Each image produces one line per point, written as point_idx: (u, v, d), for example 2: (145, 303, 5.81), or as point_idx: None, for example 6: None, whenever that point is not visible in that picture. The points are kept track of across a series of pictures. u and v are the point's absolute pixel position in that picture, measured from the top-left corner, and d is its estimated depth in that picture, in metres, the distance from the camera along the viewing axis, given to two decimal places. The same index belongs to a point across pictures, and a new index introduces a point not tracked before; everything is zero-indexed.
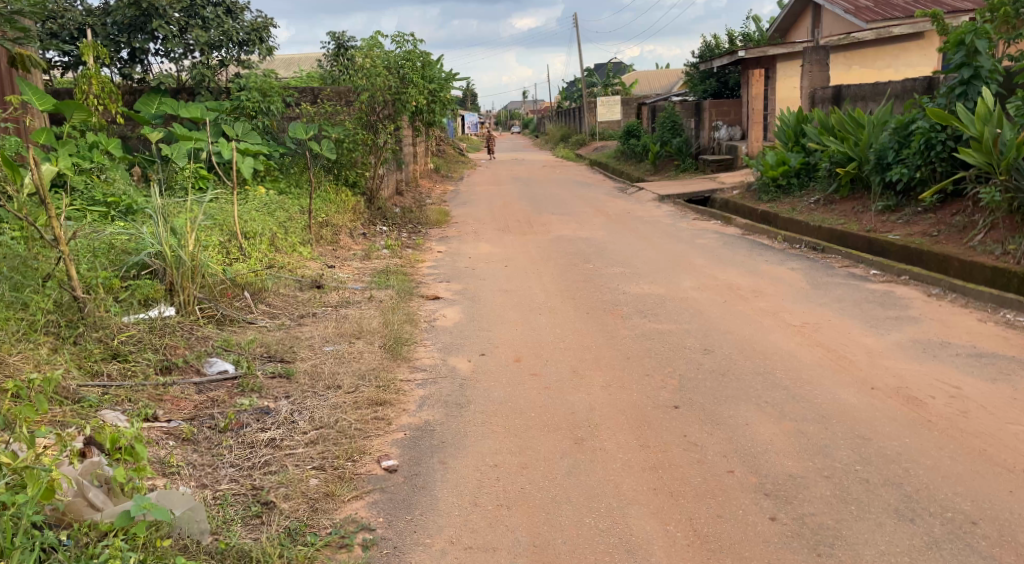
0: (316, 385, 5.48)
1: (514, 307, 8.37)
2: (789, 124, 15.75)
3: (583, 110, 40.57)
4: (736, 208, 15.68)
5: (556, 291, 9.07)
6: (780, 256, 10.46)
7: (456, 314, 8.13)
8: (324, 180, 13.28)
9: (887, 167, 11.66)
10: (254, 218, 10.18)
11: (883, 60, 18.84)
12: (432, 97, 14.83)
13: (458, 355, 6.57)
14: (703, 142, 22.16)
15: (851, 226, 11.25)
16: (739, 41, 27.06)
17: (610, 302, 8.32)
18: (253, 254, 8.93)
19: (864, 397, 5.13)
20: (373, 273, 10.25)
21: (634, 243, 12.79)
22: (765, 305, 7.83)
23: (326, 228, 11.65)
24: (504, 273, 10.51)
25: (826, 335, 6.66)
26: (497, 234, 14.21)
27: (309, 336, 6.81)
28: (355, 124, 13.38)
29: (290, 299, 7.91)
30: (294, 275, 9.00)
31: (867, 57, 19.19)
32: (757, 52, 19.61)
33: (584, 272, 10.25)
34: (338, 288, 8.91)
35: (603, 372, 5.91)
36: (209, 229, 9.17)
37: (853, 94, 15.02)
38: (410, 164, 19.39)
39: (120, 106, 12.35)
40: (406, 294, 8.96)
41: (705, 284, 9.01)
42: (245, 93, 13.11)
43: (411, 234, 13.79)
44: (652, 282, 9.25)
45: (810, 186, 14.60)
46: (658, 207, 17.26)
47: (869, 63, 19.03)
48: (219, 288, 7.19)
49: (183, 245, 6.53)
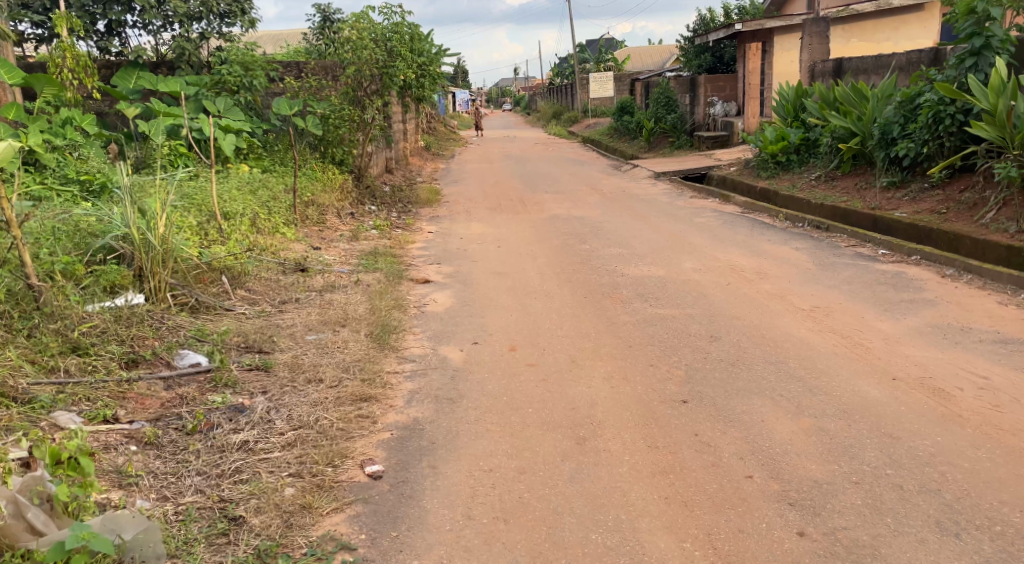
0: (296, 379, 5.11)
1: (508, 291, 7.99)
2: (787, 99, 15.49)
3: (576, 86, 40.03)
4: (733, 185, 15.28)
5: (551, 274, 8.67)
6: (782, 235, 10.08)
7: (447, 299, 7.73)
8: (309, 158, 12.84)
9: (892, 143, 11.27)
10: (235, 198, 9.77)
11: (883, 32, 18.42)
12: (422, 72, 14.34)
13: (449, 344, 6.18)
14: (698, 118, 21.75)
15: (856, 204, 10.86)
16: (735, 14, 26.55)
17: (607, 285, 7.94)
18: (233, 235, 8.52)
19: (888, 388, 4.75)
20: (360, 254, 9.84)
21: (630, 222, 12.40)
22: (771, 288, 7.44)
23: (312, 208, 11.23)
24: (496, 254, 10.11)
25: (839, 320, 6.28)
26: (489, 213, 13.77)
27: (289, 325, 6.42)
28: (342, 100, 12.93)
29: (271, 285, 7.53)
30: (276, 258, 8.61)
31: (867, 29, 18.75)
32: (755, 24, 19.17)
33: (580, 253, 9.85)
34: (323, 272, 8.53)
35: (603, 362, 5.52)
36: (185, 210, 8.77)
37: (855, 68, 14.62)
38: (400, 142, 18.95)
39: (96, 81, 11.93)
40: (395, 277, 8.56)
41: (706, 265, 8.62)
42: (225, 67, 12.63)
43: (401, 214, 13.35)
44: (652, 263, 8.87)
45: (811, 162, 14.21)
46: (655, 185, 16.84)
47: (869, 36, 18.58)
48: (194, 273, 6.79)
49: (153, 226, 6.09)
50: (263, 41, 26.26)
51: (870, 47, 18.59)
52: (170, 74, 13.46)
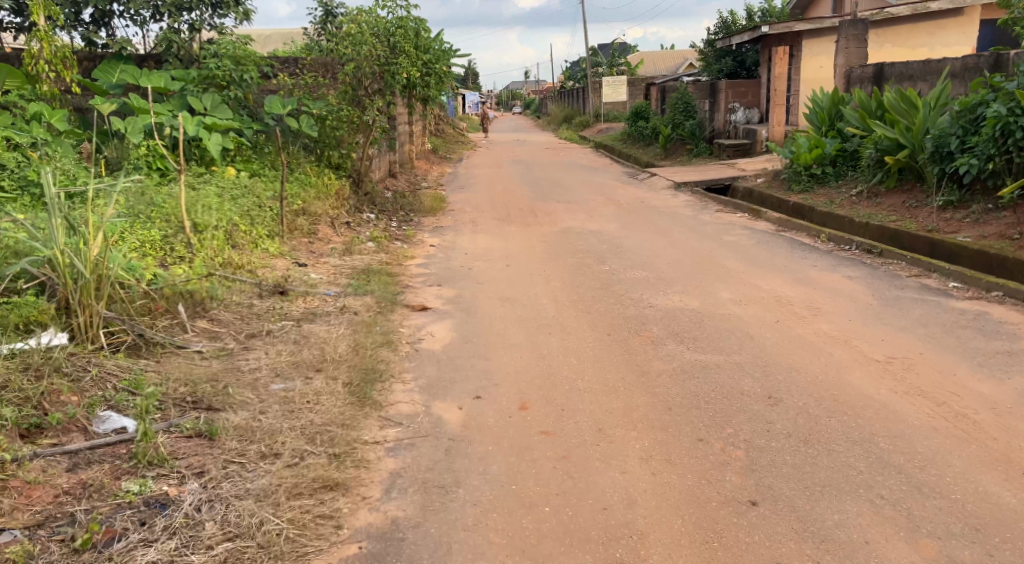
0: (245, 452, 4.02)
1: (517, 324, 6.88)
2: (821, 106, 14.38)
3: (588, 90, 38.78)
4: (762, 198, 14.12)
5: (567, 303, 7.56)
6: (827, 260, 8.95)
7: (446, 333, 6.58)
8: (304, 161, 11.67)
9: (947, 157, 10.36)
10: (210, 205, 8.50)
11: (921, 37, 17.28)
12: (428, 70, 13.17)
13: (445, 399, 5.02)
14: (718, 125, 20.45)
15: (908, 225, 9.76)
16: (758, 18, 25.43)
17: (635, 320, 6.83)
18: (205, 253, 7.42)
19: (1021, 489, 3.69)
20: (351, 272, 8.72)
21: (652, 238, 11.29)
22: (830, 329, 6.32)
23: (302, 218, 10.09)
24: (505, 275, 8.98)
25: (924, 376, 5.12)
26: (497, 224, 12.65)
27: (252, 369, 5.31)
28: (340, 99, 11.77)
29: (239, 315, 6.43)
30: (251, 278, 7.47)
31: (903, 34, 17.55)
32: (782, 26, 18.05)
33: (599, 275, 8.75)
34: (305, 296, 7.41)
35: (638, 432, 4.40)
36: (150, 222, 7.68)
37: (899, 73, 13.65)
38: (404, 144, 17.79)
39: (73, 74, 10.90)
40: (388, 302, 7.44)
41: (747, 296, 7.48)
42: (213, 61, 11.40)
43: (402, 224, 12.24)
44: (683, 292, 7.75)
45: (848, 176, 13.10)
46: (675, 197, 15.70)
47: (904, 42, 17.43)
48: (141, 304, 5.60)
49: (85, 248, 4.97)
50: (269, 36, 25.21)
51: (904, 53, 17.43)
52: (157, 68, 12.46)
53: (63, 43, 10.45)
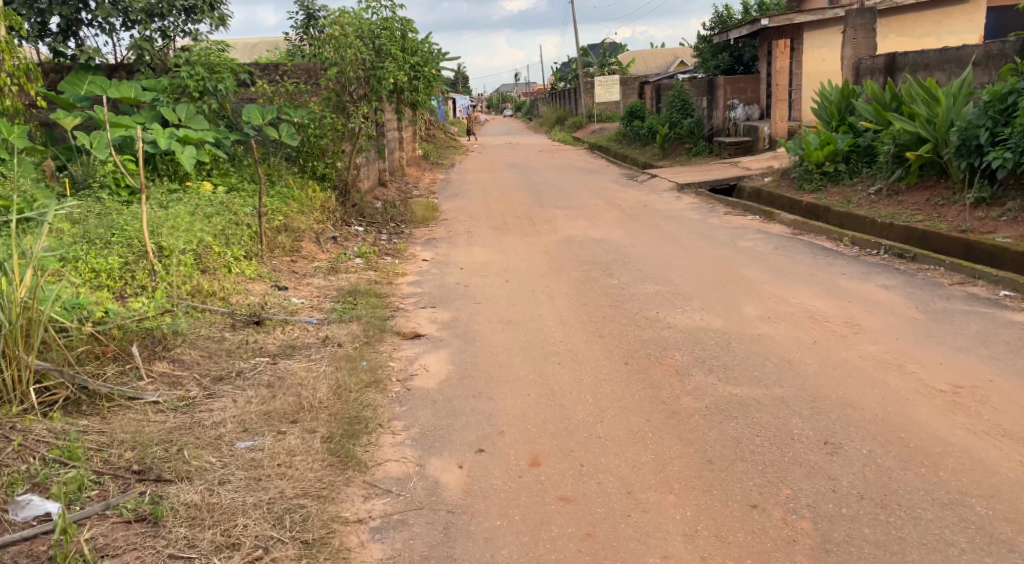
0: (198, 545, 3.50)
1: (520, 353, 6.14)
2: (830, 100, 13.69)
3: (581, 90, 38.01)
4: (772, 198, 13.42)
5: (575, 325, 6.83)
6: (856, 267, 8.25)
7: (442, 366, 5.83)
8: (285, 173, 10.84)
9: (976, 151, 9.67)
10: (177, 226, 7.68)
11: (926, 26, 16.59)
12: (415, 74, 12.35)
13: (442, 455, 4.25)
14: (717, 123, 19.78)
15: (939, 226, 9.08)
16: (754, 10, 24.75)
17: (654, 344, 6.10)
18: (170, 280, 6.66)
19: None
20: (337, 293, 7.99)
21: (661, 246, 10.54)
22: (876, 350, 5.61)
23: (284, 234, 9.35)
24: (505, 292, 8.24)
25: (1001, 409, 4.42)
26: (493, 234, 11.90)
27: (215, 424, 4.53)
28: (322, 107, 11.02)
29: (205, 353, 5.69)
30: (224, 307, 6.74)
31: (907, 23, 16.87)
32: (782, 19, 17.37)
33: (607, 291, 8.00)
34: (283, 325, 6.67)
35: (677, 495, 3.75)
36: (109, 248, 6.91)
37: (912, 63, 12.94)
38: (394, 151, 17.04)
39: (37, 87, 10.17)
40: (375, 329, 6.67)
41: (774, 311, 6.77)
42: (185, 69, 10.44)
43: (392, 236, 11.48)
44: (703, 309, 7.01)
45: (863, 172, 12.37)
46: (678, 199, 14.97)
47: (907, 32, 16.52)
48: (83, 351, 4.83)
49: (8, 289, 4.33)
50: (253, 43, 24.33)
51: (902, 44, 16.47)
52: (129, 79, 11.73)
53: (26, 54, 9.56)
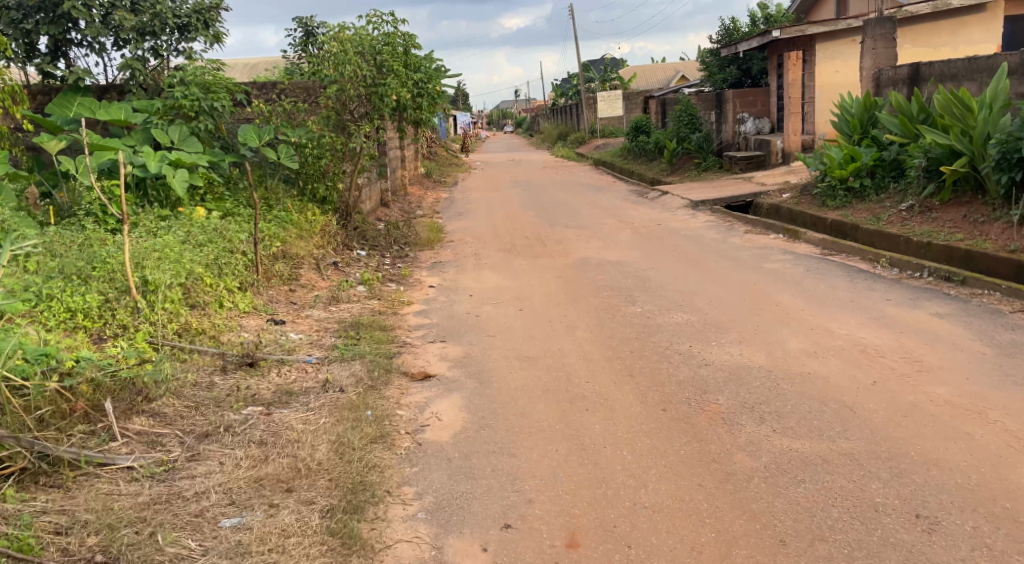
0: None
1: (543, 396, 5.49)
2: (851, 112, 13.09)
3: (583, 105, 37.52)
4: (793, 215, 12.80)
5: (602, 361, 6.20)
6: (900, 292, 7.65)
7: (457, 414, 5.20)
8: (283, 196, 10.21)
9: (1018, 165, 9.15)
10: (164, 257, 7.03)
11: (939, 37, 15.77)
12: (419, 91, 11.58)
13: (462, 533, 3.76)
14: (727, 138, 19.35)
15: (983, 245, 8.50)
16: (761, 23, 24.29)
17: (692, 385, 5.47)
18: (155, 320, 6.08)
19: None
20: (339, 327, 7.35)
21: (681, 268, 9.91)
22: (949, 392, 5.03)
23: (281, 261, 8.71)
24: (519, 323, 7.61)
25: None
26: (502, 256, 11.30)
27: (197, 496, 3.90)
28: (322, 125, 10.46)
29: (191, 404, 5.05)
30: (214, 348, 6.13)
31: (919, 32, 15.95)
32: (795, 31, 16.72)
33: (631, 320, 7.39)
34: (279, 366, 6.07)
35: None
36: (88, 282, 6.30)
37: (938, 73, 12.33)
38: (396, 170, 16.47)
39: (23, 111, 9.58)
40: (380, 370, 6.03)
41: (822, 346, 6.15)
42: (180, 89, 9.93)
43: (397, 260, 10.87)
44: (740, 343, 6.39)
45: (890, 188, 11.76)
46: (694, 216, 14.35)
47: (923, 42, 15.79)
48: (44, 413, 4.24)
49: None
50: (252, 63, 23.66)
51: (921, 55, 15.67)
52: (120, 100, 11.18)
53: (10, 75, 8.92)
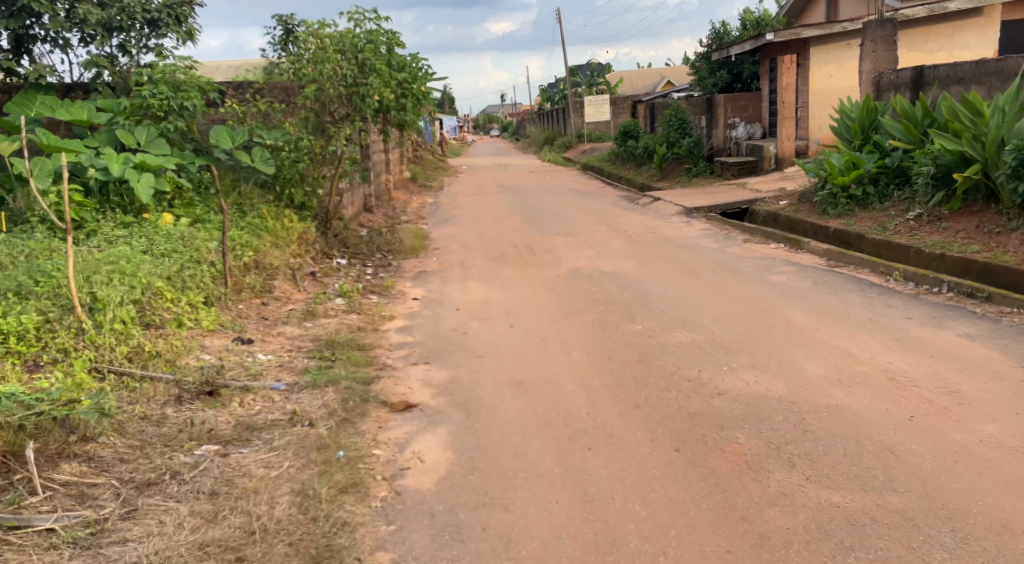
0: None
1: (537, 430, 4.87)
2: (851, 117, 12.50)
3: (569, 109, 36.93)
4: (792, 223, 12.23)
5: (603, 389, 5.59)
6: (923, 310, 7.05)
7: (443, 453, 4.58)
8: (257, 202, 9.48)
9: None
10: (117, 269, 6.32)
11: (933, 42, 15.09)
12: (403, 91, 10.62)
13: None
14: (716, 142, 18.58)
15: (1003, 258, 7.96)
16: (752, 26, 23.77)
17: (706, 421, 4.84)
18: (101, 343, 5.40)
19: None
20: (313, 347, 6.66)
21: (681, 280, 9.33)
22: (1000, 431, 4.45)
23: (254, 272, 8.00)
24: (510, 342, 6.96)
25: None
26: (491, 266, 10.67)
27: None
28: (299, 127, 9.83)
29: (135, 444, 4.40)
30: (169, 373, 5.47)
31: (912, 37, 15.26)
32: (790, 34, 16.06)
33: (631, 340, 6.76)
34: (243, 394, 5.39)
35: None
36: (30, 298, 5.67)
37: (943, 76, 11.75)
38: (379, 174, 15.80)
39: None
40: (356, 400, 5.36)
41: (846, 372, 5.56)
42: (148, 87, 9.14)
43: (379, 270, 10.21)
44: (755, 368, 5.79)
45: (895, 196, 11.16)
46: (688, 224, 13.77)
47: (919, 46, 15.21)
48: None
49: None
50: (233, 63, 22.87)
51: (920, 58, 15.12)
52: (86, 98, 10.51)
53: None
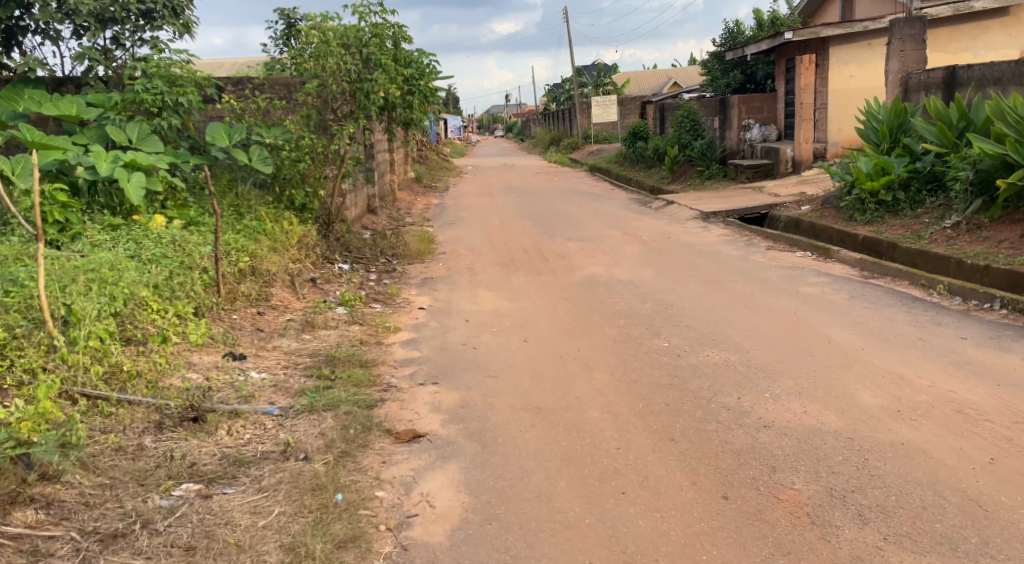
0: None
1: (562, 467, 4.27)
2: (879, 119, 11.87)
3: (576, 110, 36.35)
4: (817, 229, 11.61)
5: (633, 418, 5.00)
6: (976, 330, 6.45)
7: (457, 497, 4.00)
8: (257, 203, 8.87)
9: None
10: (97, 277, 5.74)
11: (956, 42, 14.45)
12: (409, 88, 10.06)
13: None
14: (728, 144, 18.00)
15: None
16: (767, 27, 23.18)
17: (754, 459, 4.24)
18: (74, 363, 4.83)
19: None
20: (311, 364, 6.08)
21: (705, 291, 8.72)
22: None
23: (251, 280, 7.44)
24: (524, 360, 6.36)
25: None
26: (500, 272, 10.09)
27: None
28: (300, 125, 9.30)
29: (105, 482, 3.89)
30: (150, 397, 4.91)
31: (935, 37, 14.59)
32: (809, 34, 15.39)
33: (658, 360, 6.16)
34: (232, 420, 4.84)
35: None
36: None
37: (977, 76, 11.15)
38: (384, 175, 15.21)
39: None
40: (357, 428, 4.78)
41: (905, 402, 4.95)
42: (140, 81, 8.57)
43: (382, 276, 9.63)
44: (801, 395, 5.19)
45: (928, 202, 10.51)
46: (706, 229, 13.15)
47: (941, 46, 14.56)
48: None
49: None
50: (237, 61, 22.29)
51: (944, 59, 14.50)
52: (77, 93, 9.94)
53: None
